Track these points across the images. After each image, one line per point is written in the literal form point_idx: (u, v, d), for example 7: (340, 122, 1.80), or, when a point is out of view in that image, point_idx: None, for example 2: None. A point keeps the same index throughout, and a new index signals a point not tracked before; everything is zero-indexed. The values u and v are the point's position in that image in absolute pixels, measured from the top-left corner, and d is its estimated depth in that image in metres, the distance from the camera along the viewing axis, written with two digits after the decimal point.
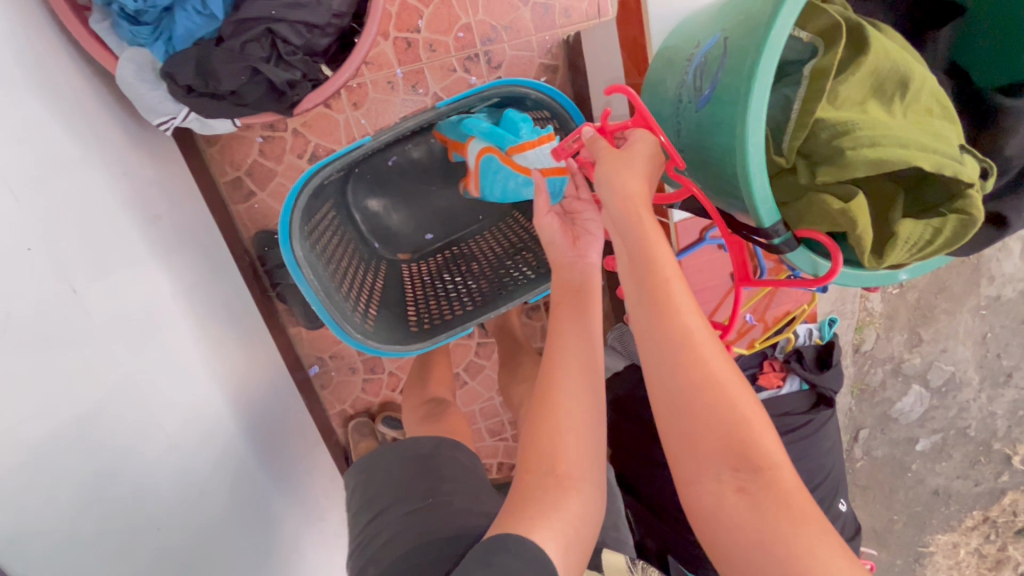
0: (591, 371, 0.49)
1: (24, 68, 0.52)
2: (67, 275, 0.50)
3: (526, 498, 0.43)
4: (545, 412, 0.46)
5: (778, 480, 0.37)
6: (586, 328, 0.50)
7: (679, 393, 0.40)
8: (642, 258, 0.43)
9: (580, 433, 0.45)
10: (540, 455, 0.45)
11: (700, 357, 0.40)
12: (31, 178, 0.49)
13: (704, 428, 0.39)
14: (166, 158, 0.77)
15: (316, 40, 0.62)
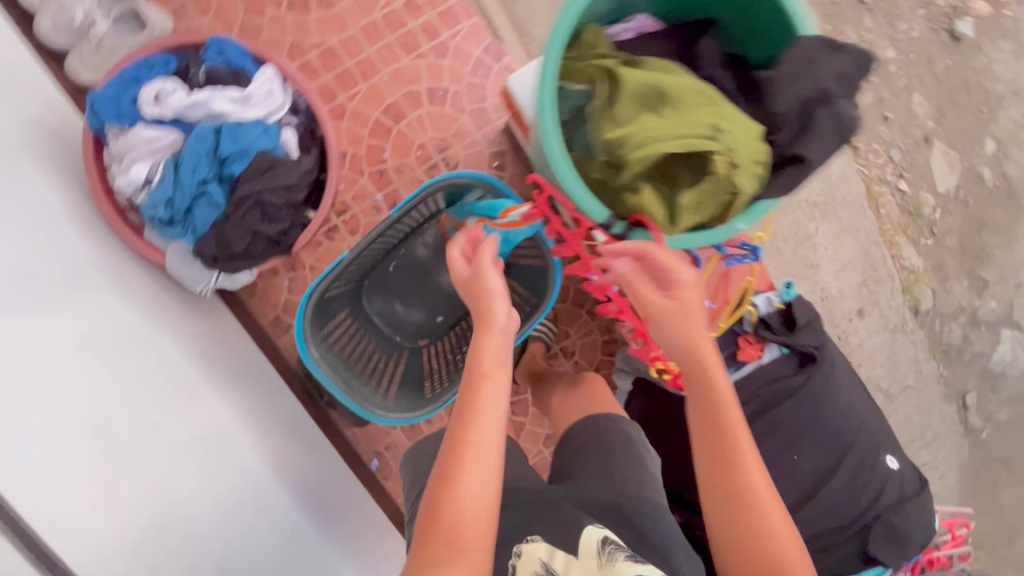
0: (491, 452, 0.60)
1: (103, 279, 0.77)
2: (151, 413, 0.71)
3: (423, 564, 0.54)
4: (449, 488, 0.57)
5: None
6: (495, 410, 0.61)
7: (725, 507, 0.61)
8: (707, 409, 0.63)
9: (478, 505, 0.57)
10: (444, 530, 0.55)
11: (750, 485, 0.60)
12: (118, 354, 0.71)
13: (747, 543, 0.59)
14: (215, 314, 0.99)
15: (295, 195, 0.82)
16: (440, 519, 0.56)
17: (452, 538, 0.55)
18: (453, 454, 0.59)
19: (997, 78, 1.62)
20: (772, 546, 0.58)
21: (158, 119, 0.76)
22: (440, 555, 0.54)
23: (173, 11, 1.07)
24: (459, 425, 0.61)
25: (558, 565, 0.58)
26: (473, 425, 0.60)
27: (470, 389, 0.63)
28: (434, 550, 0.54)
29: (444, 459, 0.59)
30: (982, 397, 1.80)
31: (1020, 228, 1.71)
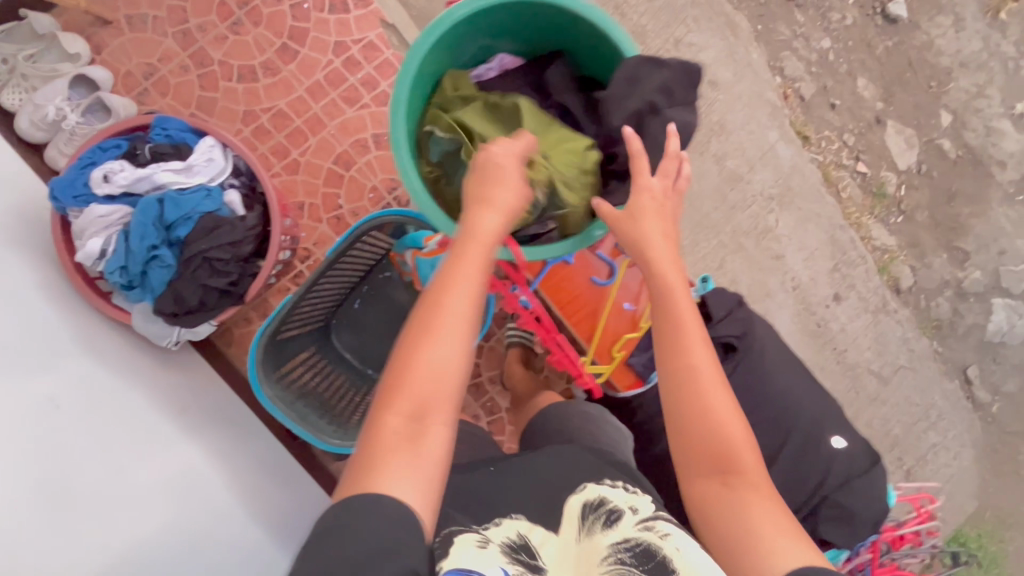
0: (465, 319, 0.57)
1: (76, 343, 0.85)
2: (116, 459, 0.77)
3: (390, 438, 0.54)
4: (420, 359, 0.55)
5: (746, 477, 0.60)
6: (478, 277, 0.58)
7: (684, 405, 0.62)
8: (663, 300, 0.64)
9: (446, 376, 0.55)
10: (415, 408, 0.55)
11: (703, 384, 0.62)
12: (85, 408, 0.78)
13: (699, 436, 0.61)
14: (191, 366, 1.07)
15: (240, 249, 0.89)
16: (408, 391, 0.55)
17: (423, 416, 0.55)
18: (427, 324, 0.56)
19: (941, 52, 1.62)
20: (723, 433, 0.60)
21: (110, 196, 0.86)
22: (406, 432, 0.54)
23: (137, 96, 1.18)
24: (439, 292, 0.57)
25: (537, 536, 0.62)
26: (453, 293, 0.57)
27: (456, 252, 0.59)
28: (400, 423, 0.54)
29: (418, 325, 0.56)
30: (984, 369, 1.69)
31: (992, 194, 1.65)
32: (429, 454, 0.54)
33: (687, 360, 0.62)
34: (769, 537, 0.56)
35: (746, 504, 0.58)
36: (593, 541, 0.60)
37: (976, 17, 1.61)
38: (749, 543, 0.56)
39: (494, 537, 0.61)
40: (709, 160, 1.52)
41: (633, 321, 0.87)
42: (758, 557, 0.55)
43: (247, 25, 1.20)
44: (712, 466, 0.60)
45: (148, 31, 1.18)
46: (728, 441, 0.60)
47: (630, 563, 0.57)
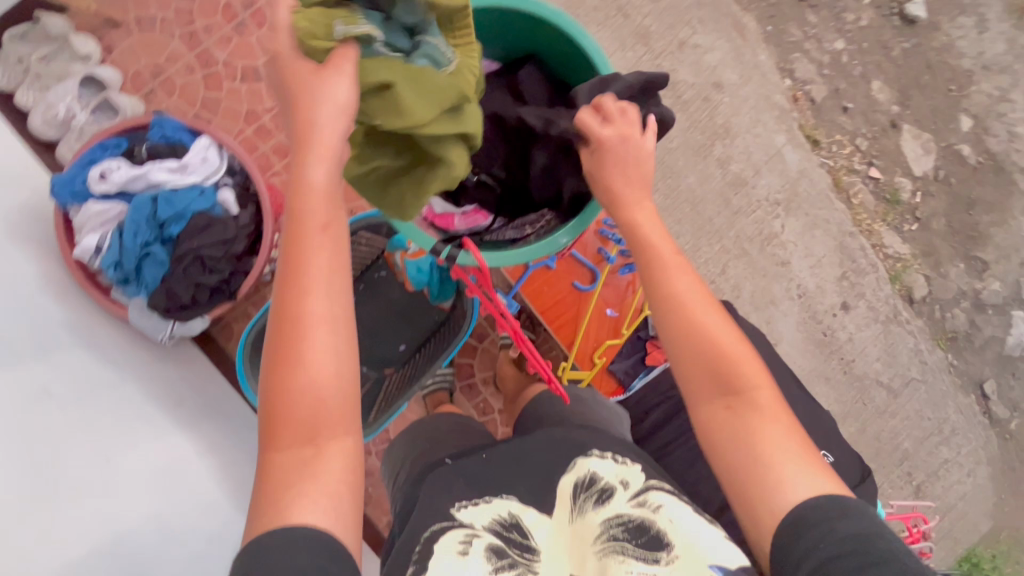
0: (328, 317, 0.51)
1: (73, 335, 0.88)
2: (103, 451, 0.79)
3: (284, 469, 0.51)
4: (289, 376, 0.50)
5: (756, 399, 0.56)
6: (330, 267, 0.52)
7: (671, 335, 0.59)
8: (639, 237, 0.63)
9: (322, 379, 0.51)
10: (302, 428, 0.51)
11: (688, 308, 0.59)
12: (76, 399, 0.80)
13: (693, 362, 0.58)
14: (188, 360, 1.09)
15: (232, 247, 0.91)
16: (288, 413, 0.51)
17: (314, 432, 0.51)
18: (288, 336, 0.51)
19: (961, 55, 1.56)
20: (723, 353, 0.57)
21: (106, 194, 0.89)
22: (300, 457, 0.51)
23: (144, 96, 1.22)
24: (286, 292, 0.51)
25: (528, 516, 0.57)
26: (304, 295, 0.51)
27: (289, 252, 0.52)
28: (292, 451, 0.51)
29: (277, 337, 0.51)
30: (1002, 384, 1.63)
31: (1014, 203, 1.59)
32: (333, 468, 0.51)
33: (672, 287, 0.60)
34: (777, 465, 0.53)
35: (751, 430, 0.55)
36: (586, 519, 0.56)
37: (1000, 18, 1.55)
38: (760, 473, 0.53)
39: (479, 519, 0.57)
40: (712, 164, 1.49)
41: (615, 327, 0.91)
42: (770, 488, 0.52)
43: (250, 27, 1.22)
44: (712, 391, 0.57)
45: (156, 32, 1.22)
46: (726, 364, 0.57)
47: (623, 539, 0.53)
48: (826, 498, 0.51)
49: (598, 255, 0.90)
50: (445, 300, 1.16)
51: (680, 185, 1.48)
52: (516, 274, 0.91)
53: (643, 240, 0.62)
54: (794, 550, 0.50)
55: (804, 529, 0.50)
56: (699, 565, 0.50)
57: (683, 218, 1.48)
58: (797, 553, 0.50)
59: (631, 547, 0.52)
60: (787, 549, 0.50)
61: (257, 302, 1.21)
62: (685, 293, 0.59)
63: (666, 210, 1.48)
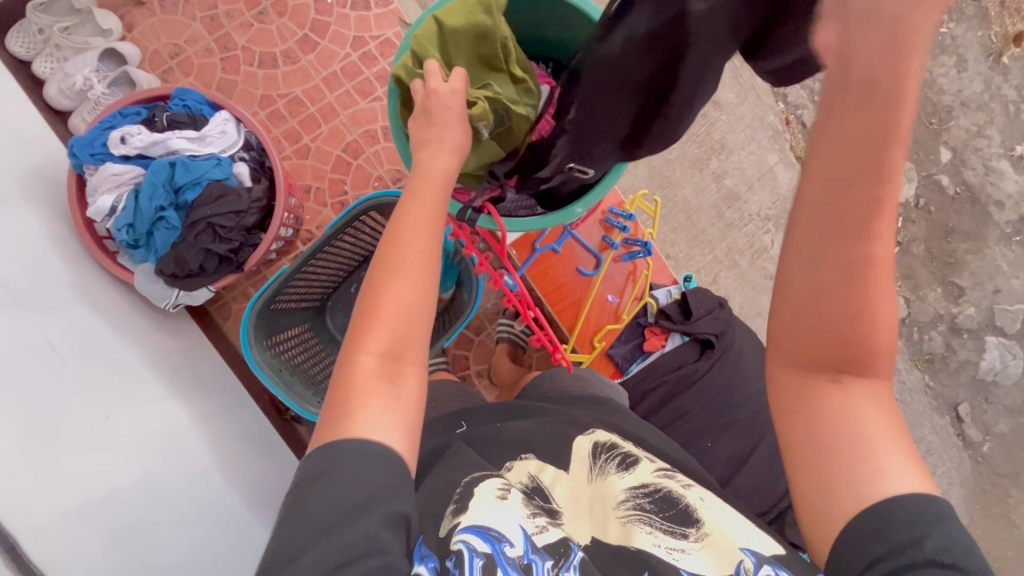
0: (429, 252, 0.56)
1: (77, 295, 0.88)
2: (102, 408, 0.79)
3: (360, 383, 0.51)
4: (388, 292, 0.53)
5: (870, 384, 0.51)
6: (438, 211, 0.58)
7: (819, 294, 0.47)
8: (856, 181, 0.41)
9: (413, 305, 0.54)
10: (390, 344, 0.52)
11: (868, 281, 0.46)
12: (80, 354, 0.81)
13: (825, 336, 0.49)
14: (186, 332, 1.09)
15: (245, 219, 0.93)
16: (380, 327, 0.52)
17: (397, 351, 0.53)
18: (392, 260, 0.54)
19: (942, 91, 1.65)
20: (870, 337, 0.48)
21: (125, 157, 0.90)
22: (382, 371, 0.52)
23: (162, 74, 1.24)
24: (398, 222, 0.56)
25: (546, 476, 0.59)
26: (413, 226, 0.56)
27: (408, 192, 0.59)
28: (376, 363, 0.52)
29: (382, 259, 0.55)
30: (976, 407, 1.69)
31: (988, 233, 1.67)
32: (408, 393, 0.52)
33: (868, 245, 0.44)
34: (880, 454, 0.49)
35: (862, 412, 0.50)
36: (609, 484, 0.59)
37: (978, 59, 1.65)
38: (852, 454, 0.50)
39: (509, 476, 0.58)
40: (708, 177, 1.55)
41: (616, 313, 0.95)
42: (864, 476, 0.49)
43: (271, 16, 1.26)
44: (828, 365, 0.50)
45: (178, 14, 1.24)
46: (870, 342, 0.49)
47: (649, 510, 0.56)
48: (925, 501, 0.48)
49: (602, 242, 0.94)
50: (445, 291, 1.19)
51: (676, 195, 1.53)
52: (522, 255, 0.93)
53: (880, 181, 0.41)
54: (875, 546, 0.48)
55: (891, 530, 0.47)
56: (729, 546, 0.53)
57: (678, 227, 1.53)
58: (874, 551, 0.48)
59: (659, 520, 0.55)
60: (867, 544, 0.48)
61: (259, 282, 1.22)
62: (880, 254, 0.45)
63: (661, 218, 1.53)
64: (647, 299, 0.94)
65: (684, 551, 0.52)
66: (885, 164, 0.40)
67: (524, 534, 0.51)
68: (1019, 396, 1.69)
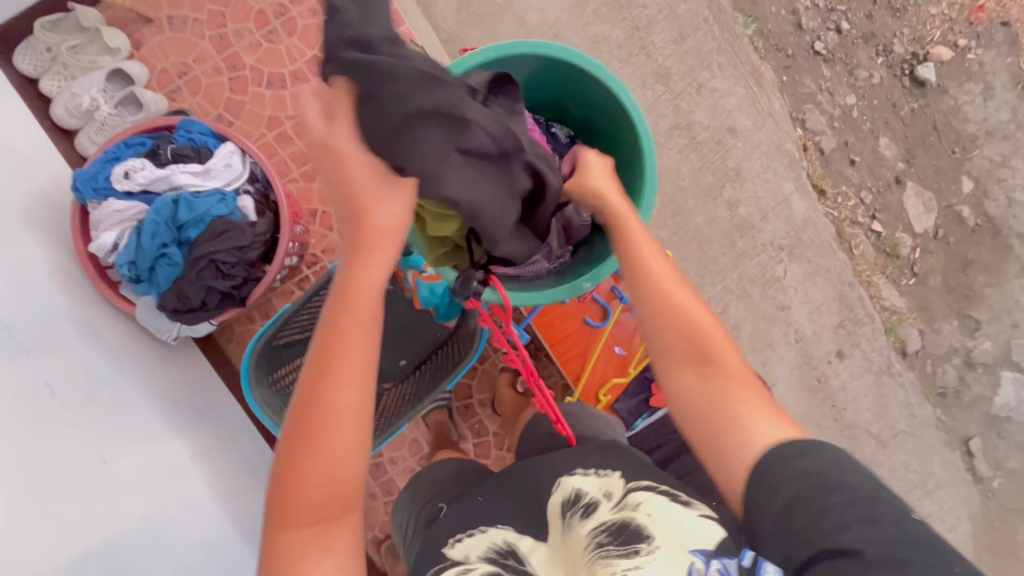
0: (356, 407, 0.54)
1: (79, 330, 0.88)
2: (100, 452, 0.78)
3: (289, 546, 0.53)
4: (310, 459, 0.53)
5: (719, 361, 0.61)
6: (365, 360, 0.55)
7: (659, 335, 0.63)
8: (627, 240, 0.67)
9: (337, 464, 0.54)
10: (313, 510, 0.53)
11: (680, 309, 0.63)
12: (79, 395, 0.80)
13: (672, 336, 0.62)
14: (187, 360, 1.08)
15: (248, 254, 0.91)
16: (302, 496, 0.53)
17: (324, 513, 0.54)
18: (314, 424, 0.53)
19: (967, 119, 1.60)
20: (693, 327, 0.62)
21: (128, 192, 0.89)
22: (309, 535, 0.53)
23: (169, 93, 1.23)
24: (319, 381, 0.54)
25: (523, 542, 0.61)
26: (334, 383, 0.54)
27: (329, 338, 0.55)
28: (301, 532, 0.53)
29: (303, 419, 0.54)
30: (988, 443, 1.65)
31: (1009, 266, 1.62)
32: (339, 544, 0.54)
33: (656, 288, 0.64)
34: (749, 424, 0.57)
35: (718, 395, 0.60)
36: (575, 533, 0.59)
37: (1006, 87, 1.59)
38: (732, 429, 0.58)
39: (475, 553, 0.61)
40: (721, 206, 1.53)
41: (622, 365, 0.92)
42: (745, 444, 0.56)
43: (281, 35, 1.23)
44: (684, 361, 0.62)
45: (187, 32, 1.22)
46: (695, 332, 0.62)
47: (607, 544, 0.56)
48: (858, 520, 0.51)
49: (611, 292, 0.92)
50: (450, 320, 1.16)
51: (688, 222, 1.50)
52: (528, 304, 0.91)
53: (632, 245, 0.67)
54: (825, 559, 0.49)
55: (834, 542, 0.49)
56: (680, 550, 0.55)
57: (689, 255, 1.51)
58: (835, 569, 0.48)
59: (614, 548, 0.55)
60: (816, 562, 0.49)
61: (262, 307, 1.20)
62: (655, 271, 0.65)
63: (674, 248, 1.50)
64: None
65: (637, 567, 0.53)
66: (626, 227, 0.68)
67: None
68: None
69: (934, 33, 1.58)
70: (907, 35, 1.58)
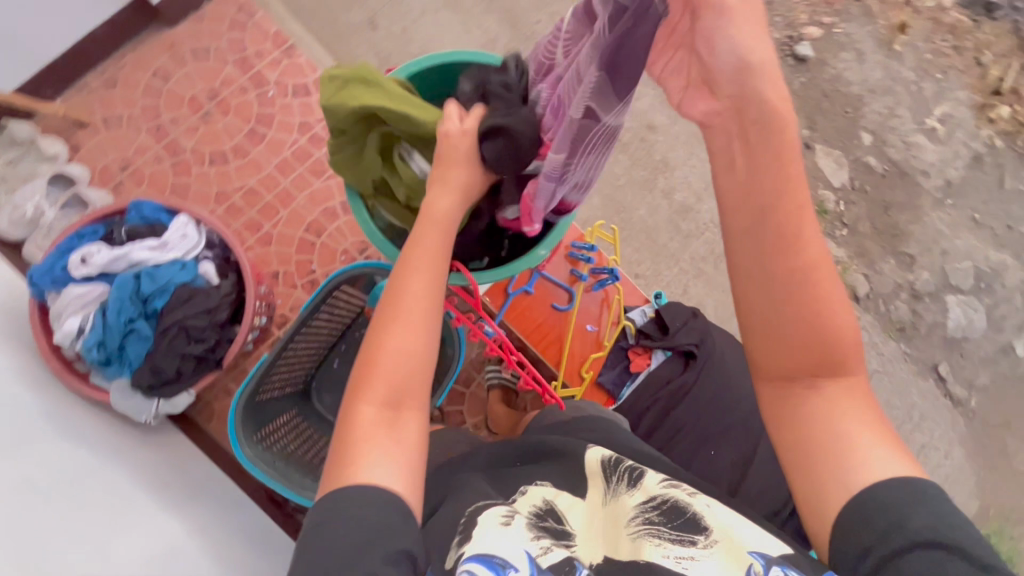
0: (430, 304, 0.59)
1: (54, 425, 0.86)
2: (95, 541, 0.75)
3: (364, 425, 0.54)
4: (387, 339, 0.57)
5: (843, 363, 0.56)
6: (438, 270, 0.62)
7: (772, 308, 0.56)
8: (768, 199, 0.53)
9: (413, 352, 0.57)
10: (391, 392, 0.55)
11: (814, 287, 0.55)
12: (65, 489, 0.78)
13: (788, 325, 0.56)
14: (169, 442, 1.05)
15: (216, 315, 0.92)
16: (380, 378, 0.55)
17: (398, 398, 0.56)
18: (393, 313, 0.58)
19: (849, 82, 1.80)
20: (823, 327, 0.55)
21: (87, 277, 0.90)
22: (381, 418, 0.54)
23: (114, 188, 1.25)
24: (399, 277, 0.60)
25: (561, 500, 0.61)
26: (412, 277, 0.60)
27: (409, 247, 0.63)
28: (376, 411, 0.54)
29: (382, 310, 0.59)
30: (954, 365, 1.75)
31: (922, 202, 1.78)
32: (408, 434, 0.55)
33: (799, 252, 0.54)
34: (860, 446, 0.54)
35: (834, 405, 0.56)
36: (621, 502, 0.61)
37: (874, 50, 1.81)
38: (837, 447, 0.54)
39: (518, 504, 0.60)
40: (659, 196, 1.63)
41: (597, 341, 0.97)
42: (844, 464, 0.54)
43: (216, 115, 1.29)
44: (800, 368, 0.57)
45: (123, 129, 1.27)
46: (836, 331, 0.56)
47: (657, 521, 0.57)
48: (902, 483, 0.52)
49: (571, 276, 0.98)
50: None
51: (634, 217, 1.60)
52: (498, 302, 0.97)
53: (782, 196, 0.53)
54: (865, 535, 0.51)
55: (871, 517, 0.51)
56: (739, 551, 0.53)
57: (641, 246, 1.60)
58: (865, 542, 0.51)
59: (667, 530, 0.56)
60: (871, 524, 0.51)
61: (239, 376, 1.19)
62: (817, 260, 0.55)
63: (625, 242, 1.60)
64: (624, 322, 0.96)
65: (692, 558, 0.52)
66: (786, 175, 0.52)
67: (529, 558, 0.50)
68: (990, 347, 1.76)
69: (801, 16, 1.79)
70: (780, 22, 1.79)
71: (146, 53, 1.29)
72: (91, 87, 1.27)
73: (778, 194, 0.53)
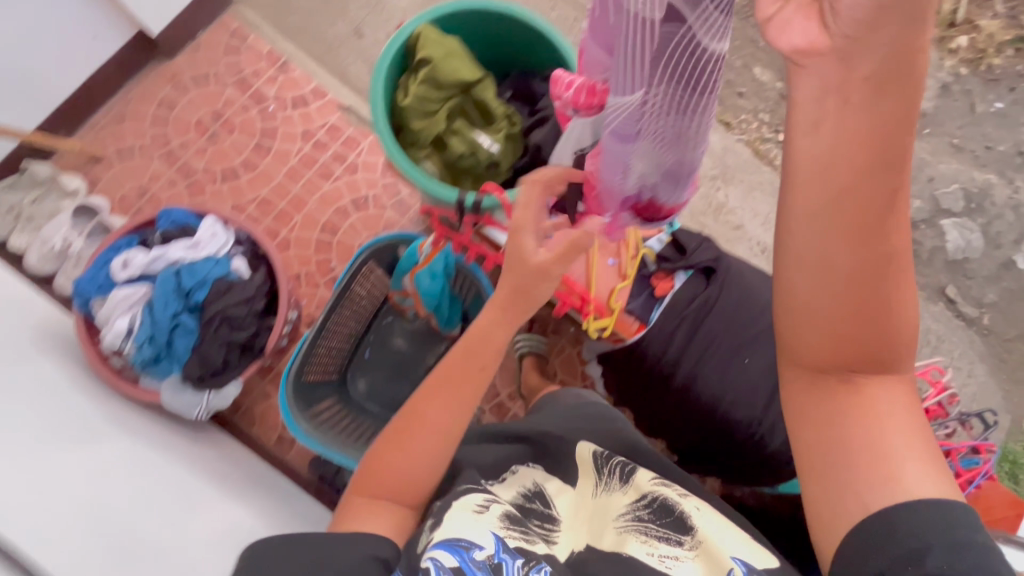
0: (446, 428, 0.65)
1: (114, 425, 0.89)
2: (169, 523, 0.78)
3: (370, 500, 0.64)
4: (397, 450, 0.65)
5: (885, 361, 0.52)
6: (463, 402, 0.66)
7: (824, 302, 0.47)
8: (850, 195, 0.42)
9: (417, 463, 0.64)
10: (391, 487, 0.64)
11: (886, 274, 0.47)
12: (135, 478, 0.81)
13: (833, 311, 0.48)
14: (221, 442, 1.08)
15: (254, 304, 0.97)
16: (385, 473, 0.64)
17: (397, 494, 0.64)
18: (405, 427, 0.65)
19: None
20: (868, 318, 0.48)
21: (128, 279, 0.94)
22: (374, 505, 0.64)
23: (133, 215, 1.30)
24: (425, 393, 0.67)
25: (550, 486, 0.68)
26: (432, 403, 0.66)
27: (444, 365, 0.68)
28: (370, 499, 0.64)
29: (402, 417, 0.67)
30: (961, 287, 1.73)
31: None
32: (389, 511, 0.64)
33: (882, 243, 0.45)
34: (898, 463, 0.51)
35: (865, 416, 0.52)
36: (611, 498, 0.67)
37: None
38: (879, 460, 0.51)
39: (499, 491, 0.65)
40: None
41: (619, 274, 0.97)
42: (882, 479, 0.51)
43: (222, 135, 1.35)
44: (833, 362, 0.52)
45: (136, 158, 1.33)
46: (893, 304, 0.48)
47: (646, 519, 0.64)
48: (942, 505, 0.50)
49: None
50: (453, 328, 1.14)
51: None
52: None
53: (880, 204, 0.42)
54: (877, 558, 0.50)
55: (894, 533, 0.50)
56: (720, 552, 0.60)
57: None
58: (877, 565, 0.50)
59: (653, 529, 0.63)
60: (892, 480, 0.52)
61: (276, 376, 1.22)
62: (901, 249, 0.46)
63: None
64: (642, 251, 0.97)
65: (675, 557, 0.60)
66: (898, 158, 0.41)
67: (495, 538, 0.56)
68: (993, 263, 1.74)
69: None
70: None
71: (151, 85, 1.35)
72: (102, 124, 1.33)
73: (866, 183, 0.42)
